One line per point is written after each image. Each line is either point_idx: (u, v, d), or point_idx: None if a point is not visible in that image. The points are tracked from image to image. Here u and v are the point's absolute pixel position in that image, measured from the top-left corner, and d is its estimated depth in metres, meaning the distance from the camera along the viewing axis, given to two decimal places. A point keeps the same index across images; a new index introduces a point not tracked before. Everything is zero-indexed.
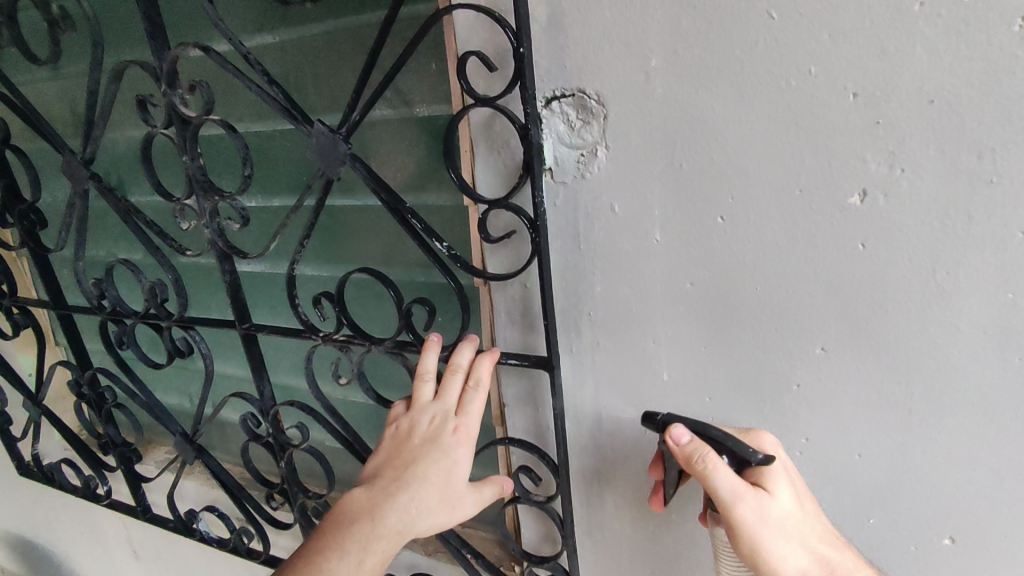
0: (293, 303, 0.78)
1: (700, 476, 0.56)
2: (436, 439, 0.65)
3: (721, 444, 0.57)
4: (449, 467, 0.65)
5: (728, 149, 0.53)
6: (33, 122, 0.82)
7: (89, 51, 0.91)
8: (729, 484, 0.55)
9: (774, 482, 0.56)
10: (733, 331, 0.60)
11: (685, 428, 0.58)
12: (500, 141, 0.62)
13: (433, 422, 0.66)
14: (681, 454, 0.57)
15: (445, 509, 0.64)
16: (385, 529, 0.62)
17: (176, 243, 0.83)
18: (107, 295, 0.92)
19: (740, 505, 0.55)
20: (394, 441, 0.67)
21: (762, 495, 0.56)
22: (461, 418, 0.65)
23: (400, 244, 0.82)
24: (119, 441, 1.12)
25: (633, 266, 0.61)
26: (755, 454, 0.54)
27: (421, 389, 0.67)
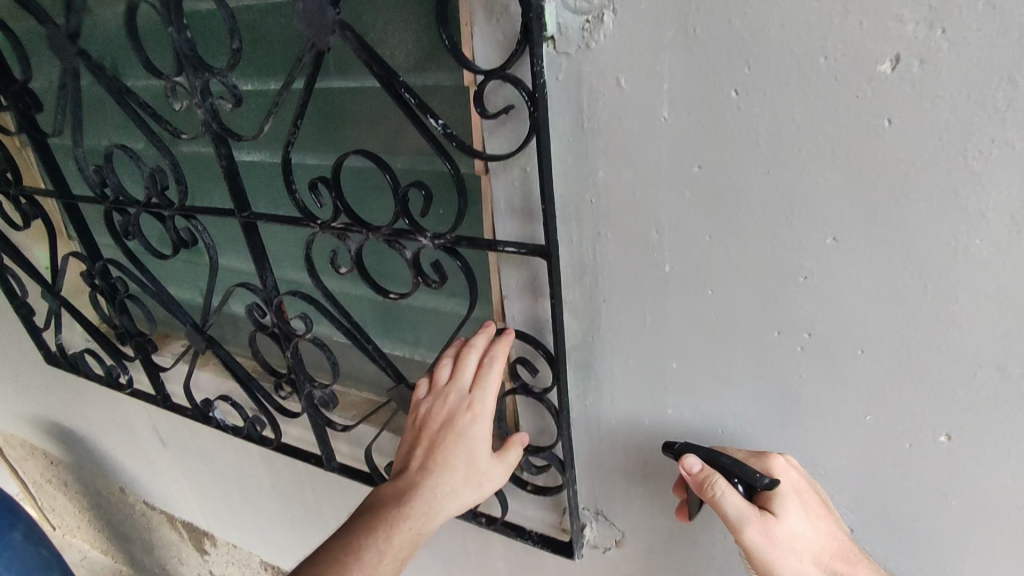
0: (291, 189, 0.75)
1: (712, 501, 0.63)
2: (455, 420, 0.70)
3: (730, 471, 0.63)
4: (469, 446, 0.70)
5: (748, 10, 0.48)
6: None
7: None
8: (734, 509, 0.62)
9: (783, 506, 0.61)
10: (741, 219, 0.56)
11: (697, 458, 0.64)
12: (499, 8, 0.57)
13: (452, 405, 0.70)
14: (694, 481, 0.64)
15: (470, 485, 0.71)
16: (414, 509, 0.68)
17: (171, 127, 0.81)
18: (108, 182, 0.91)
19: (749, 527, 0.62)
20: (417, 427, 0.73)
21: (769, 519, 0.62)
22: (476, 397, 0.69)
23: (400, 130, 0.79)
24: (134, 331, 1.15)
25: (639, 148, 0.58)
26: (760, 479, 0.60)
27: (439, 371, 0.72)
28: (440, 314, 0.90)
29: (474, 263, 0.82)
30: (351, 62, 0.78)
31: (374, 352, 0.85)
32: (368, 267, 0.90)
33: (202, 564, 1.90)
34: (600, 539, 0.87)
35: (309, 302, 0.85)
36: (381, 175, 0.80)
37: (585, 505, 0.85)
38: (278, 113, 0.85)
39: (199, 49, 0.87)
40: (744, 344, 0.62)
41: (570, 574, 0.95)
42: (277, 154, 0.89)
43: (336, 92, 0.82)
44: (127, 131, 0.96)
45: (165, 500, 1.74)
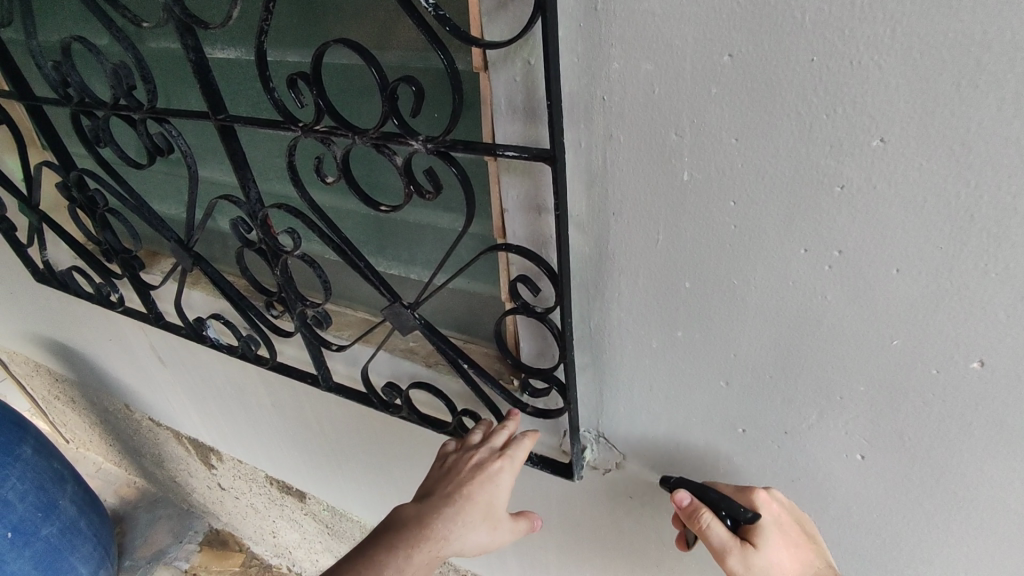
0: (267, 86, 0.67)
1: (699, 530, 0.67)
2: (484, 466, 0.75)
3: (717, 504, 0.68)
4: (493, 492, 0.74)
5: None
6: None
7: None
8: (720, 541, 0.66)
9: (762, 538, 0.66)
10: (773, 118, 0.49)
11: (687, 492, 0.69)
12: None
13: (483, 457, 0.76)
14: (683, 512, 0.69)
15: (484, 529, 0.74)
16: (433, 533, 0.70)
17: (131, 14, 0.72)
18: (70, 81, 0.83)
19: (730, 556, 0.66)
20: (443, 469, 0.77)
21: (749, 550, 0.66)
22: (507, 454, 0.75)
23: (390, 21, 0.70)
24: (118, 247, 1.10)
25: (660, 33, 0.50)
26: (743, 513, 0.65)
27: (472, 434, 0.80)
28: (436, 231, 0.84)
29: (472, 173, 0.76)
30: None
31: (368, 272, 0.80)
32: (357, 176, 0.84)
33: (210, 477, 1.96)
34: (600, 461, 0.85)
35: (295, 216, 0.79)
36: (367, 70, 0.72)
37: (586, 427, 0.82)
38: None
39: None
40: (765, 264, 0.57)
41: (569, 493, 0.94)
42: (253, 50, 0.81)
43: None
44: (86, 23, 0.87)
45: (170, 418, 1.76)
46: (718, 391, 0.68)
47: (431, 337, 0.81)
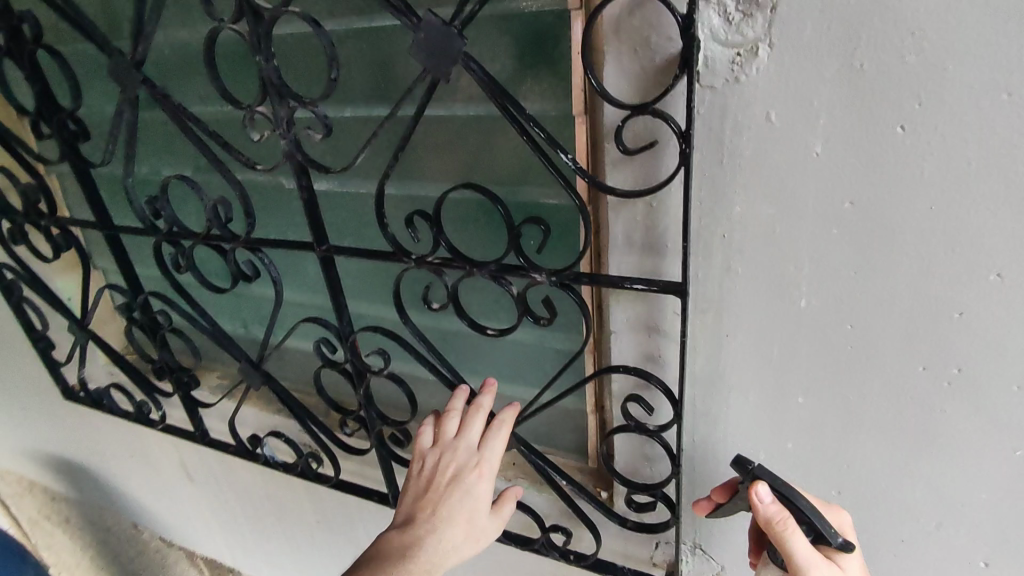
0: (382, 223, 0.71)
1: (779, 538, 0.62)
2: (462, 474, 0.73)
3: (803, 514, 0.62)
4: (473, 502, 0.73)
5: (925, 46, 0.46)
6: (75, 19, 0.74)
7: None
8: (803, 552, 0.61)
9: (846, 558, 0.62)
10: (890, 255, 0.55)
11: (772, 490, 0.62)
12: (639, 39, 0.54)
13: (460, 464, 0.74)
14: (763, 515, 0.62)
15: (469, 540, 0.73)
16: (415, 566, 0.67)
17: (245, 158, 0.77)
18: (163, 213, 0.87)
19: (812, 572, 0.61)
20: (421, 484, 0.75)
21: (833, 567, 0.62)
22: (484, 456, 0.74)
23: (493, 159, 0.77)
24: (175, 366, 1.09)
25: (784, 183, 0.55)
26: (837, 535, 0.61)
27: (445, 427, 0.76)
28: (523, 345, 0.87)
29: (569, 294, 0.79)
30: (459, 88, 0.73)
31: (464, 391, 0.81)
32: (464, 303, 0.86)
33: None
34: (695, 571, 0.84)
35: (392, 338, 0.80)
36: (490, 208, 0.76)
37: (684, 538, 0.82)
38: (377, 141, 0.80)
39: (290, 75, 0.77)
40: (882, 381, 0.61)
41: None
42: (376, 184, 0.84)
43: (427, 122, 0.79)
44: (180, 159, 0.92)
45: (187, 536, 1.66)
46: (832, 499, 0.70)
47: (529, 455, 0.82)
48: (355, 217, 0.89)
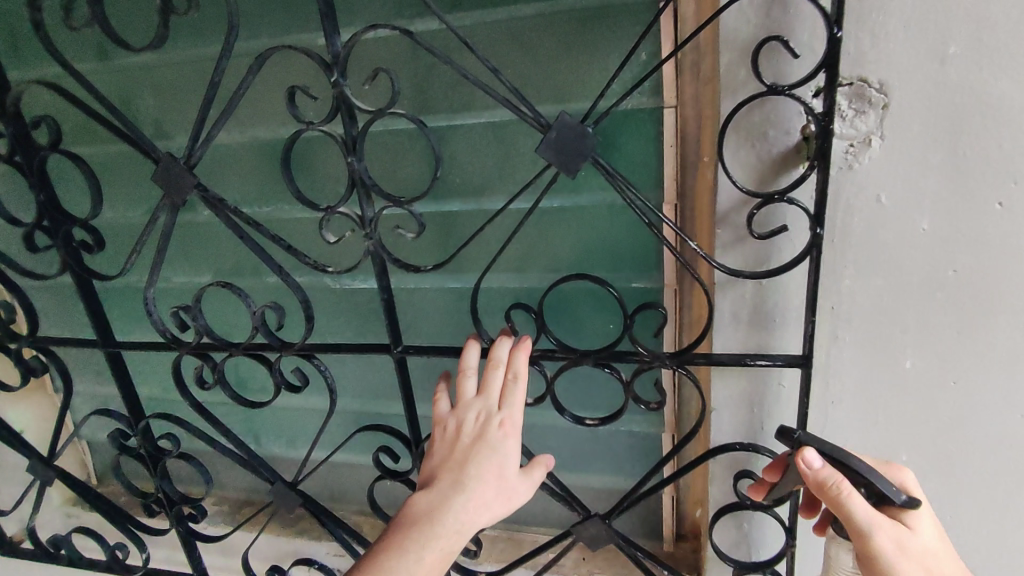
0: (477, 320, 0.66)
1: (835, 505, 0.53)
2: (485, 435, 0.60)
3: (859, 474, 0.53)
4: (502, 460, 0.59)
5: (1020, 136, 0.53)
6: (114, 121, 0.64)
7: (147, 36, 0.72)
8: (865, 515, 0.51)
9: (915, 518, 0.53)
10: (989, 316, 0.59)
11: (818, 452, 0.54)
12: (757, 132, 0.57)
13: (479, 418, 0.61)
14: (815, 480, 0.54)
15: (501, 501, 0.59)
16: (444, 530, 0.56)
17: (314, 262, 0.67)
18: (196, 322, 0.74)
19: (880, 535, 0.51)
20: (442, 446, 0.62)
21: (901, 528, 0.52)
22: (506, 411, 0.60)
23: (576, 246, 0.73)
24: (175, 498, 0.92)
25: (892, 257, 0.59)
26: (899, 495, 0.52)
27: (463, 388, 0.63)
28: (599, 431, 0.84)
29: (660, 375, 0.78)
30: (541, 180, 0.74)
31: (551, 485, 0.76)
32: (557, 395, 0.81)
33: None
34: None
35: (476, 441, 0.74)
36: (610, 296, 0.74)
37: None
38: (477, 237, 0.74)
39: (378, 175, 0.73)
40: (986, 435, 0.64)
41: None
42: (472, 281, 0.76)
43: (544, 217, 0.73)
44: (225, 263, 0.85)
45: None
46: None
47: (625, 547, 0.77)
48: (407, 315, 0.82)
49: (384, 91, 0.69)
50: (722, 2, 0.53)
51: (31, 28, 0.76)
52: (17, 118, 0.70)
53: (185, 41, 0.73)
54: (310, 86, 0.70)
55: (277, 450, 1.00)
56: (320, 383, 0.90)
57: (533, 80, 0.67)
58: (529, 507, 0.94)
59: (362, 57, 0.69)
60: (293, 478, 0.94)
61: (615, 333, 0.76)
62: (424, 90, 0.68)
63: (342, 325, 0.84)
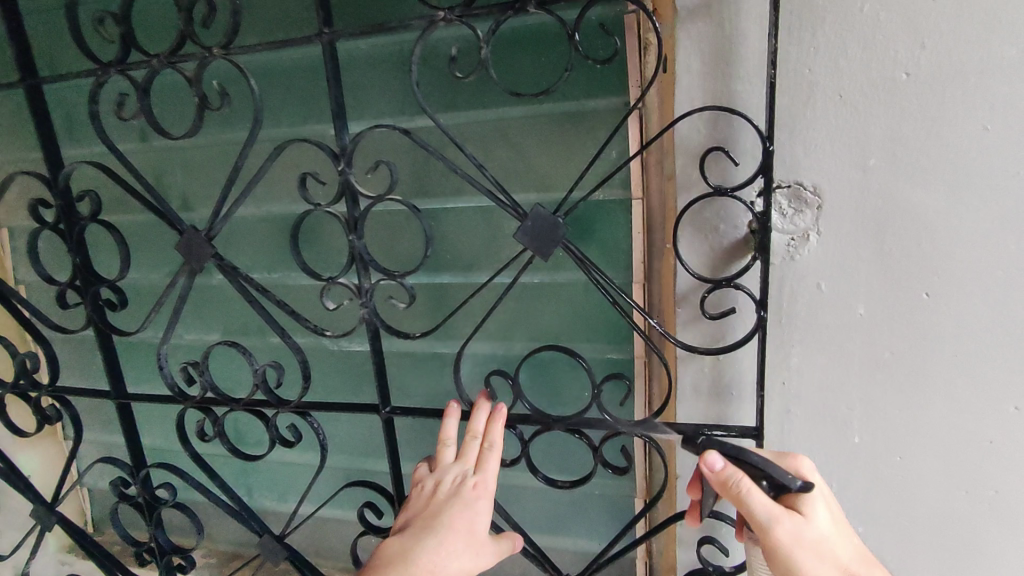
0: (459, 385, 0.72)
1: (737, 501, 0.56)
2: (459, 493, 0.65)
3: (757, 468, 0.56)
4: (473, 515, 0.64)
5: (936, 236, 0.60)
6: (148, 199, 0.74)
7: (185, 125, 0.82)
8: (763, 507, 0.55)
9: (811, 506, 0.56)
10: (924, 396, 0.64)
11: (719, 454, 0.58)
12: (710, 226, 0.65)
13: (455, 479, 0.66)
14: (717, 480, 0.57)
15: (470, 555, 0.62)
16: (417, 569, 0.59)
17: (313, 325, 0.74)
18: (202, 378, 0.81)
19: (779, 526, 0.54)
20: (419, 500, 0.67)
21: (799, 518, 0.55)
22: (480, 474, 0.66)
23: (554, 319, 0.80)
24: (168, 548, 0.95)
25: (835, 339, 0.65)
26: (796, 480, 0.54)
27: (443, 453, 0.69)
28: (575, 494, 0.88)
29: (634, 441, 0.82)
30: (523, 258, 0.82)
31: (523, 544, 0.79)
32: (533, 457, 0.86)
33: None
34: None
35: None
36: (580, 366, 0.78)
37: None
38: (463, 308, 0.81)
39: (377, 249, 0.81)
40: (932, 508, 0.67)
41: None
42: (457, 346, 0.83)
43: (525, 293, 0.80)
44: (234, 322, 0.92)
45: None
46: None
47: None
48: (398, 377, 0.88)
49: (384, 178, 0.78)
50: (675, 115, 0.62)
51: (86, 113, 0.87)
52: (64, 192, 0.80)
53: (217, 128, 0.83)
54: (321, 170, 0.80)
55: (268, 504, 1.03)
56: (313, 439, 0.95)
57: (516, 171, 0.76)
58: (506, 569, 0.96)
59: (369, 150, 0.79)
60: (282, 532, 0.97)
61: (588, 400, 0.82)
62: (421, 177, 0.78)
63: (337, 383, 0.90)
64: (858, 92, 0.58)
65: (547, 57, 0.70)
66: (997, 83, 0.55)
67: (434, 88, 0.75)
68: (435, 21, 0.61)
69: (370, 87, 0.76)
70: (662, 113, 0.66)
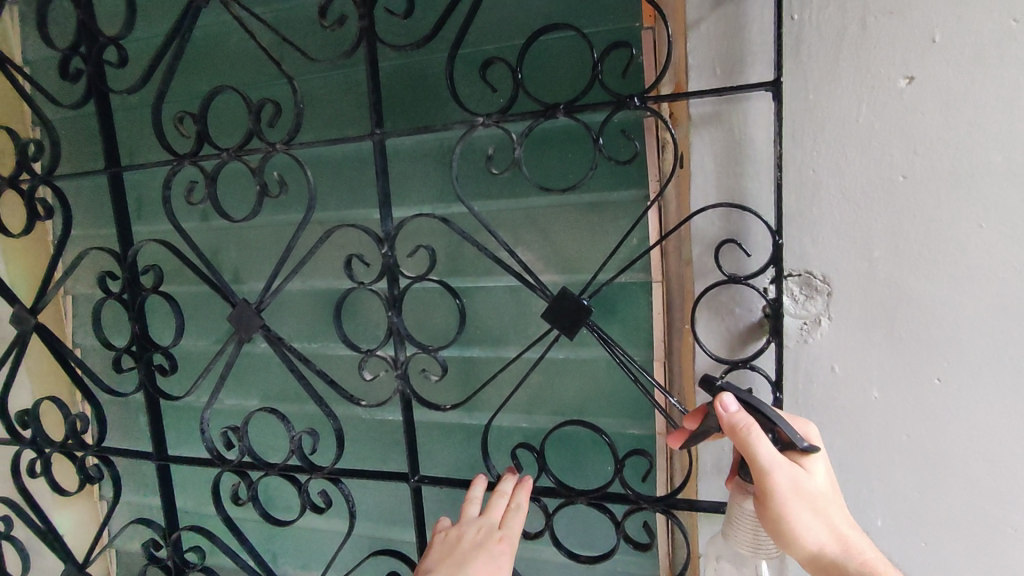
0: (487, 457, 0.75)
1: (743, 445, 0.56)
2: (483, 546, 0.67)
3: (769, 421, 0.57)
4: (497, 570, 0.65)
5: (942, 323, 0.63)
6: (208, 276, 0.81)
7: (248, 206, 0.91)
8: (768, 454, 0.55)
9: (813, 463, 0.58)
10: (944, 479, 0.66)
11: (735, 398, 0.58)
12: (726, 309, 0.70)
13: (480, 531, 0.68)
14: (727, 422, 0.57)
15: None
16: None
17: (350, 395, 0.79)
18: (242, 442, 0.85)
19: (778, 473, 0.55)
20: (440, 550, 0.68)
21: (800, 471, 0.57)
22: (505, 530, 0.68)
23: (578, 393, 0.83)
24: None
25: (851, 421, 0.68)
26: (803, 440, 0.57)
27: (467, 507, 0.71)
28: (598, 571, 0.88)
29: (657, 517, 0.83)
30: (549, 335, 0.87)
31: None
32: (556, 531, 0.87)
33: None
34: None
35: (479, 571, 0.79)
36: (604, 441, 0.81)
37: None
38: (492, 380, 0.85)
39: (413, 323, 0.87)
40: None
41: None
42: (486, 418, 0.87)
43: (551, 368, 0.84)
44: (275, 389, 0.97)
45: None
46: None
47: None
48: (426, 446, 0.91)
49: (423, 261, 0.85)
50: (691, 209, 0.68)
51: (158, 196, 0.96)
52: (131, 267, 0.88)
53: (275, 211, 0.91)
54: (365, 250, 0.87)
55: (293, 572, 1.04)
56: (342, 506, 0.97)
57: (543, 253, 0.82)
58: None
59: (410, 234, 0.86)
60: None
61: (611, 475, 0.84)
62: (456, 258, 0.84)
63: (369, 451, 0.93)
64: (859, 192, 0.64)
65: (573, 154, 0.77)
66: (988, 186, 0.60)
67: (471, 179, 0.82)
68: (475, 126, 0.69)
69: (413, 177, 0.84)
70: (679, 206, 0.72)
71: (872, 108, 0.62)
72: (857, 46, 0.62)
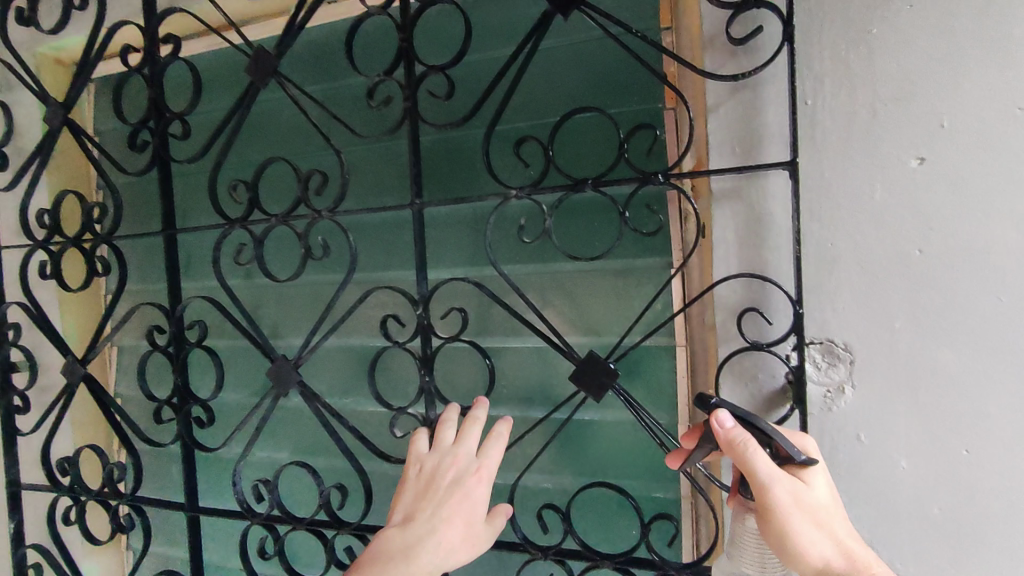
0: (514, 517, 0.76)
1: (741, 461, 0.57)
2: (460, 482, 0.67)
3: (765, 435, 0.58)
4: (473, 505, 0.66)
5: (966, 394, 0.64)
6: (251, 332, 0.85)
7: (293, 267, 0.97)
8: (765, 468, 0.56)
9: (812, 476, 0.58)
10: (978, 554, 0.65)
11: (731, 413, 0.58)
12: (749, 374, 0.71)
13: (458, 465, 0.68)
14: (725, 438, 0.57)
15: (467, 542, 0.65)
16: (420, 567, 0.61)
17: (380, 451, 0.81)
18: (273, 496, 0.87)
19: (777, 487, 0.56)
20: (416, 486, 0.68)
21: (799, 484, 0.57)
22: (482, 461, 0.68)
23: (604, 456, 0.84)
24: None
25: (879, 491, 0.68)
26: (800, 453, 0.57)
27: (443, 435, 0.71)
28: None
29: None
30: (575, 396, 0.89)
31: None
32: None
33: None
34: None
35: None
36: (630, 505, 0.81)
37: None
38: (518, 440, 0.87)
39: (442, 382, 0.90)
40: None
41: None
42: (512, 478, 0.88)
43: (577, 430, 0.85)
44: (306, 443, 1.00)
45: None
46: None
47: None
48: None
49: (455, 322, 0.89)
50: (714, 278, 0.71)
51: (207, 256, 1.03)
52: (178, 321, 0.93)
53: (316, 272, 0.97)
54: (400, 310, 0.91)
55: None
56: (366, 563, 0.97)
57: (571, 316, 0.85)
58: None
59: (442, 296, 0.91)
60: None
61: (637, 540, 0.84)
62: (486, 320, 0.88)
63: None
64: (878, 264, 0.66)
65: (600, 224, 0.82)
66: (1004, 261, 0.62)
67: (501, 245, 0.87)
68: (509, 197, 0.73)
69: (447, 242, 0.89)
70: (702, 275, 0.75)
71: (886, 186, 0.66)
72: (869, 129, 0.66)
